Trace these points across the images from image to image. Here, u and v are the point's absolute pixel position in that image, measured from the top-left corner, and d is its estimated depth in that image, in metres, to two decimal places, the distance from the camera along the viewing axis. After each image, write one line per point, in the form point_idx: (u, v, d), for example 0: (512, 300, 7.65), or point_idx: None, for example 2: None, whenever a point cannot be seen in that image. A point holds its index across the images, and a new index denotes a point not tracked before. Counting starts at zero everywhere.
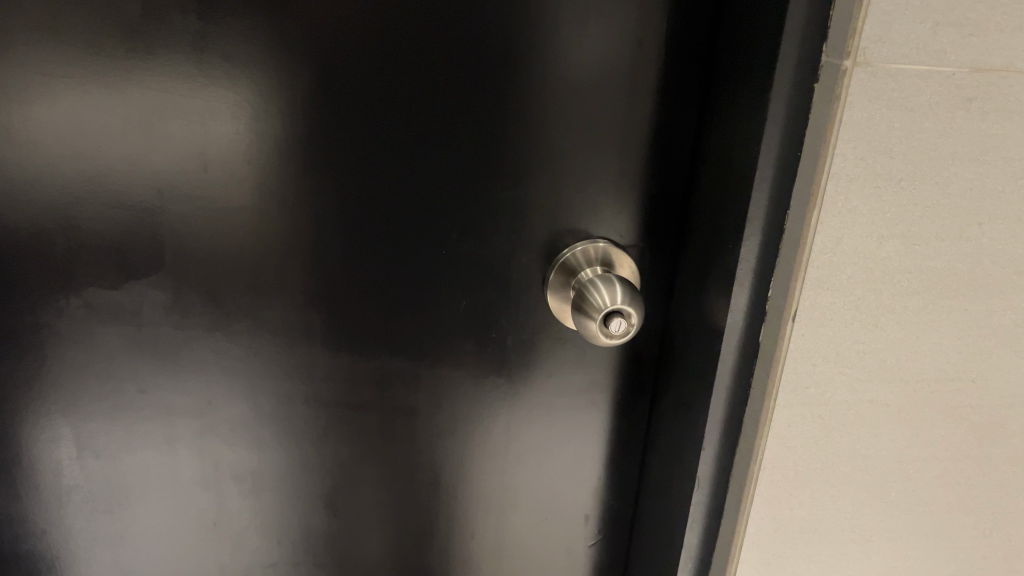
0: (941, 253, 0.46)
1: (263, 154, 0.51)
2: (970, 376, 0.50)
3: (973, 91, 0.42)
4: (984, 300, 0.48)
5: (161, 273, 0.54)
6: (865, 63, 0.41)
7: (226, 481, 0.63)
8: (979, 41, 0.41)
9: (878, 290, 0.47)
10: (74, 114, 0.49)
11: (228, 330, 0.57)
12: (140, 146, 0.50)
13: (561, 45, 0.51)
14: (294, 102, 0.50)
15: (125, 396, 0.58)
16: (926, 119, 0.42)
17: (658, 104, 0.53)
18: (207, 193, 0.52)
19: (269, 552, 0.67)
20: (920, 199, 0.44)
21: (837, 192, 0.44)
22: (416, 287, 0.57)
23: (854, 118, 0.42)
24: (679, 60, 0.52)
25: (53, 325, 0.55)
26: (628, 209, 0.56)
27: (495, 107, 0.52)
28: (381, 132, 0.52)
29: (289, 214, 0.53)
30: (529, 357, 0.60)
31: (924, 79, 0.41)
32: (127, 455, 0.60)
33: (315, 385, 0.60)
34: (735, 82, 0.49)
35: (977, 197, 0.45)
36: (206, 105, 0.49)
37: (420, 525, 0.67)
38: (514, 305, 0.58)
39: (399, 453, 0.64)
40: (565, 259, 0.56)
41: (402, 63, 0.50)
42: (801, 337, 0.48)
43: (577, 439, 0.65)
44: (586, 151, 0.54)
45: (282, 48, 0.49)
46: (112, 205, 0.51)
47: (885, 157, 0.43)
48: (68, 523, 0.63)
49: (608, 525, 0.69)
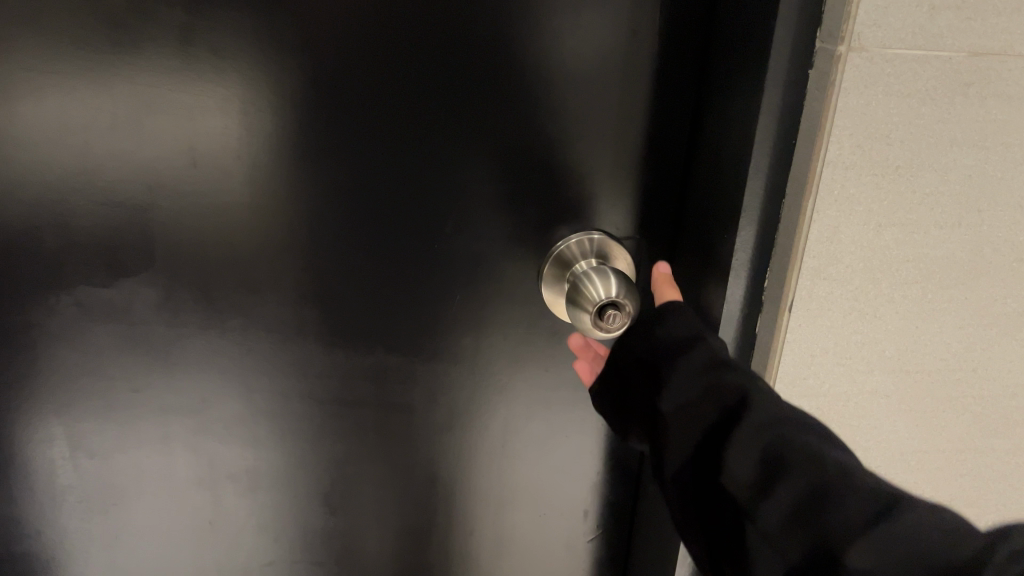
0: (941, 242, 0.45)
1: (253, 148, 0.51)
2: (971, 365, 0.50)
3: (971, 75, 0.41)
4: (983, 288, 0.47)
5: (151, 270, 0.53)
6: (860, 48, 0.40)
7: (220, 479, 0.62)
8: (977, 24, 0.40)
9: (877, 280, 0.46)
10: (59, 110, 0.48)
11: (220, 327, 0.56)
12: (128, 141, 0.50)
13: (554, 33, 0.50)
14: (283, 94, 0.49)
15: (118, 395, 0.58)
16: (924, 104, 0.42)
17: (652, 92, 0.52)
18: (197, 189, 0.52)
19: (266, 552, 0.66)
20: (919, 186, 0.44)
21: (832, 180, 0.43)
22: (413, 282, 0.56)
23: (849, 105, 0.41)
24: (674, 48, 0.51)
25: (44, 324, 0.54)
26: (623, 200, 0.56)
27: (487, 97, 0.51)
28: (371, 124, 0.51)
29: (281, 208, 0.53)
30: (526, 349, 0.60)
31: (921, 64, 0.41)
32: (120, 454, 0.60)
33: (311, 381, 0.60)
34: (730, 68, 0.48)
35: (977, 184, 0.44)
36: (194, 99, 0.49)
37: (419, 522, 0.67)
38: (510, 298, 0.58)
39: (397, 449, 0.63)
40: (560, 251, 0.56)
41: (395, 58, 0.49)
42: (798, 327, 0.47)
43: (577, 434, 0.64)
44: (579, 142, 0.53)
45: (270, 40, 0.48)
46: (101, 203, 0.51)
47: (883, 143, 0.42)
48: (64, 523, 0.62)
49: (608, 521, 0.69)
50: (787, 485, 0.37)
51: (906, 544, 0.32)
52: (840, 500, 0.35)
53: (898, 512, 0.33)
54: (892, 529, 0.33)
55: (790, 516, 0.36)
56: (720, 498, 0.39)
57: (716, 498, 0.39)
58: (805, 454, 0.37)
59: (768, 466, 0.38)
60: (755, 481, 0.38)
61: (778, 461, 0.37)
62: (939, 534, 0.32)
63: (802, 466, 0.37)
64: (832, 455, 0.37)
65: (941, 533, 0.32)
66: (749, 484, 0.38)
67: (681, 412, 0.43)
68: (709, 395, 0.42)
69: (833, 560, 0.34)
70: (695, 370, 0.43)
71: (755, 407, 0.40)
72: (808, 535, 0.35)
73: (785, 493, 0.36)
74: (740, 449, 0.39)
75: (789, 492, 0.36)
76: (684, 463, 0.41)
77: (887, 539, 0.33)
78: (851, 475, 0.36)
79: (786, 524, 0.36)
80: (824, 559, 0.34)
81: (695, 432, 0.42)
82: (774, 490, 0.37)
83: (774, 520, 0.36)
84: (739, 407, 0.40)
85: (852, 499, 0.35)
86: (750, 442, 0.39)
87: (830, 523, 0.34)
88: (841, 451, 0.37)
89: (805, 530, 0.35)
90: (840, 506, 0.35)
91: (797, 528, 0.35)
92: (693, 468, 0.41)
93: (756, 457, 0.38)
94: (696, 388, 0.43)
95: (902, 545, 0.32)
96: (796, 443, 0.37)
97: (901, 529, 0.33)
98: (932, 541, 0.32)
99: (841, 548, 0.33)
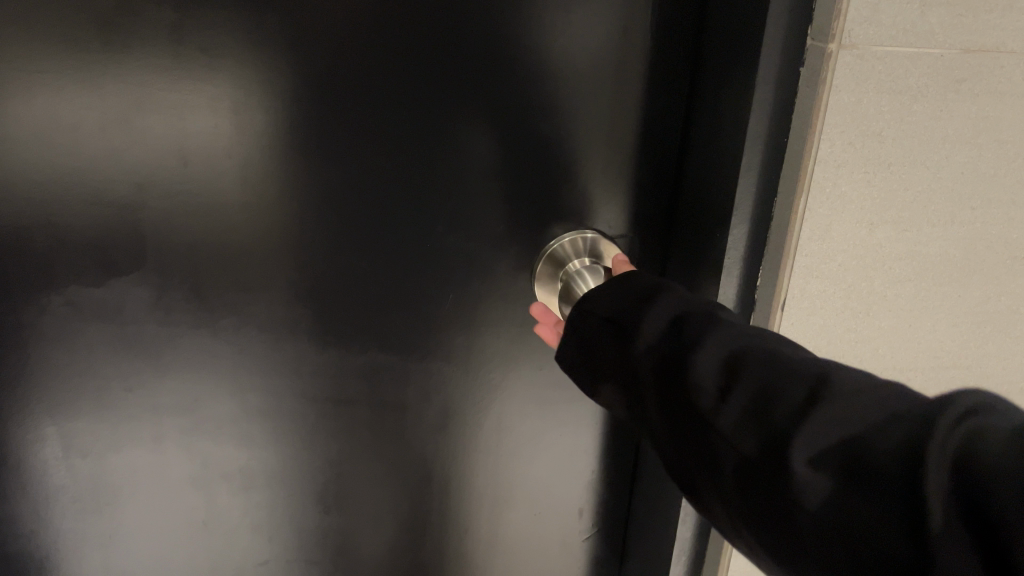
0: (934, 239, 0.45)
1: (244, 146, 0.51)
2: (964, 361, 0.50)
3: (963, 72, 0.41)
4: (976, 285, 0.47)
5: (144, 269, 0.53)
6: (851, 46, 0.40)
7: (214, 479, 0.62)
8: (969, 21, 0.40)
9: (870, 277, 0.46)
10: (48, 109, 0.48)
11: (213, 326, 0.56)
12: (118, 140, 0.49)
13: (546, 29, 0.50)
14: (274, 93, 0.49)
15: (110, 395, 0.57)
16: (916, 101, 0.42)
17: (644, 90, 0.52)
18: (188, 187, 0.51)
19: (261, 551, 0.66)
20: (912, 183, 0.44)
21: (825, 178, 0.43)
22: (406, 279, 0.56)
23: (840, 103, 0.41)
24: (665, 46, 0.51)
25: (34, 325, 0.54)
26: (616, 198, 0.56)
27: (479, 93, 0.51)
28: (362, 121, 0.51)
29: (273, 206, 0.53)
30: (519, 347, 0.60)
31: (913, 61, 0.40)
32: (113, 454, 0.59)
33: (305, 380, 0.60)
34: (721, 66, 0.48)
35: (971, 181, 0.44)
36: (184, 98, 0.49)
37: (414, 520, 0.67)
38: (504, 296, 0.58)
39: (392, 448, 0.63)
40: (553, 250, 0.56)
41: (387, 56, 0.49)
42: (790, 326, 0.48)
43: (571, 431, 0.64)
44: (571, 138, 0.53)
45: (260, 38, 0.48)
46: (91, 202, 0.51)
47: (875, 141, 0.42)
48: (56, 526, 0.61)
49: (604, 519, 0.69)
50: (744, 389, 0.32)
51: (856, 423, 0.27)
52: (794, 393, 0.30)
53: (849, 392, 0.28)
54: (841, 410, 0.28)
55: (748, 423, 0.31)
56: (689, 424, 0.34)
57: (686, 425, 0.34)
58: (764, 359, 0.32)
59: (729, 376, 0.33)
60: (715, 395, 0.32)
61: (739, 369, 0.32)
62: (885, 412, 0.27)
63: (762, 369, 0.32)
64: (795, 355, 0.32)
65: (889, 409, 0.27)
66: (710, 404, 0.32)
67: (646, 353, 0.37)
68: (672, 324, 0.37)
69: (789, 457, 0.28)
70: (655, 310, 0.38)
71: (714, 324, 0.35)
72: (766, 437, 0.30)
73: (745, 399, 0.31)
74: (700, 365, 0.33)
75: (747, 398, 0.31)
76: (654, 400, 0.36)
77: (839, 421, 0.28)
78: (808, 370, 0.31)
79: (744, 432, 0.31)
80: (782, 459, 0.29)
81: (655, 364, 0.36)
82: (732, 399, 0.32)
83: (734, 430, 0.31)
84: (698, 329, 0.35)
85: (808, 390, 0.30)
86: (708, 359, 0.34)
87: (787, 420, 0.29)
88: (807, 353, 0.32)
89: (762, 433, 0.30)
90: (796, 399, 0.30)
91: (754, 433, 0.30)
92: (663, 408, 0.36)
93: (717, 373, 0.33)
94: (658, 320, 0.38)
95: (851, 424, 0.28)
96: (755, 352, 0.33)
97: (849, 409, 0.28)
98: (879, 417, 0.27)
99: (795, 441, 0.28)
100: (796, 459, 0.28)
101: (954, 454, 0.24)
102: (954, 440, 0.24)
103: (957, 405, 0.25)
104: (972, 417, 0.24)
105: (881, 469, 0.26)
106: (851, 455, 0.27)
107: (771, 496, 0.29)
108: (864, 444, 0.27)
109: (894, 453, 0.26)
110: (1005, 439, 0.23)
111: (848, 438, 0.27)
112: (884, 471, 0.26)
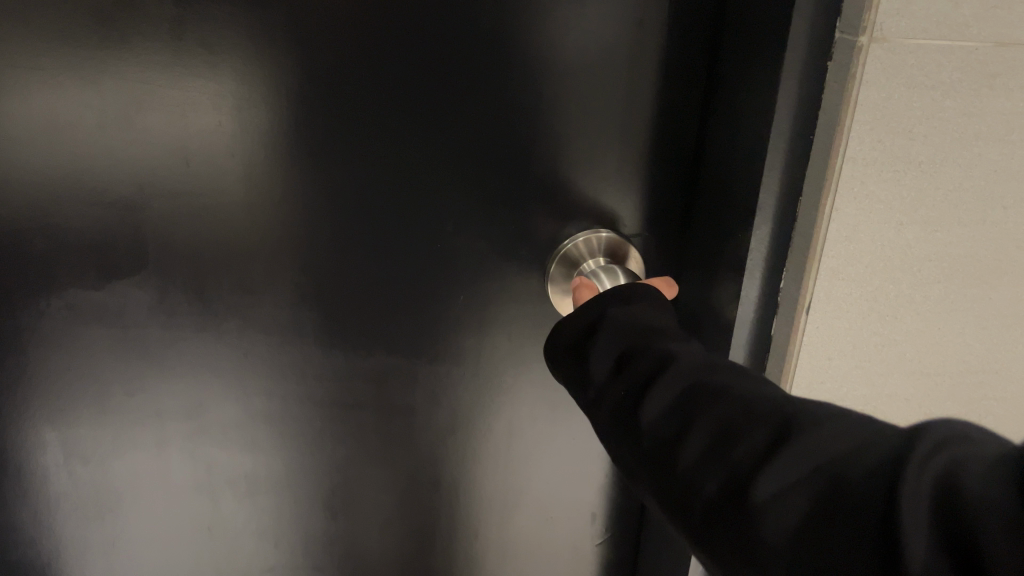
0: (963, 239, 0.44)
1: (247, 145, 0.49)
2: (992, 365, 0.48)
3: (997, 66, 0.39)
4: (1006, 288, 0.46)
5: (144, 271, 0.52)
6: (882, 39, 0.38)
7: (218, 483, 0.60)
8: (1004, 13, 0.38)
9: (897, 280, 0.45)
10: (44, 106, 0.46)
11: (217, 329, 0.55)
12: (117, 139, 0.48)
13: (558, 23, 0.48)
14: (277, 91, 0.48)
15: (112, 399, 0.56)
16: (948, 97, 0.40)
17: (659, 85, 0.51)
18: (190, 188, 0.50)
19: (265, 557, 0.65)
20: (942, 182, 0.42)
21: (853, 177, 0.41)
22: (414, 281, 0.55)
23: (869, 99, 0.40)
24: (682, 40, 0.49)
25: (34, 328, 0.53)
26: (631, 196, 0.54)
27: (487, 88, 0.49)
28: (367, 118, 0.49)
29: (276, 206, 0.51)
30: (530, 350, 0.58)
31: (945, 55, 0.39)
32: (114, 460, 0.58)
33: (310, 384, 0.58)
34: (742, 60, 0.46)
35: (1003, 180, 0.42)
36: (185, 96, 0.47)
37: (421, 526, 0.65)
38: (515, 298, 0.56)
39: (399, 452, 0.62)
40: (566, 250, 0.54)
41: (393, 51, 0.48)
42: (815, 329, 0.46)
43: (583, 436, 0.63)
44: (584, 135, 0.51)
45: (264, 35, 0.46)
46: (91, 203, 0.49)
47: (905, 139, 0.41)
48: (58, 531, 0.60)
49: (615, 523, 0.68)
50: (699, 426, 0.27)
51: (822, 463, 0.23)
52: (755, 431, 0.26)
53: (815, 424, 0.24)
54: (802, 446, 0.24)
55: (706, 464, 0.26)
56: (647, 466, 0.29)
57: (644, 466, 0.29)
58: (721, 393, 0.28)
59: (685, 411, 0.28)
60: (672, 434, 0.28)
61: (693, 406, 0.28)
62: (852, 445, 0.23)
63: (719, 404, 0.28)
64: (751, 386, 0.28)
65: (856, 441, 0.23)
66: (666, 443, 0.28)
67: (603, 388, 0.33)
68: (622, 359, 0.34)
69: (750, 504, 0.24)
70: (612, 341, 0.35)
71: (668, 356, 0.31)
72: (727, 481, 0.25)
73: (703, 436, 0.27)
74: (655, 402, 0.30)
75: (705, 434, 0.27)
76: (611, 442, 0.32)
77: (799, 459, 0.24)
78: (770, 405, 0.26)
79: (703, 475, 0.26)
80: (742, 508, 0.24)
81: (610, 401, 0.32)
82: (687, 437, 0.27)
83: (692, 472, 0.27)
84: (655, 362, 0.32)
85: (767, 427, 0.25)
86: (664, 393, 0.30)
87: (749, 461, 0.25)
88: (768, 383, 0.28)
89: (721, 477, 0.25)
90: (756, 441, 0.25)
91: (713, 477, 0.26)
92: (620, 446, 0.31)
93: (674, 409, 0.29)
94: (607, 356, 0.35)
95: (817, 461, 0.23)
96: (713, 385, 0.29)
97: (814, 445, 0.24)
98: (843, 454, 0.23)
99: (756, 483, 0.24)
100: (759, 506, 0.24)
101: (933, 494, 0.20)
102: (930, 474, 0.20)
103: (929, 435, 0.21)
104: (951, 446, 0.21)
105: (853, 510, 0.21)
106: (819, 498, 0.22)
107: (737, 551, 0.24)
108: (832, 481, 0.22)
109: (864, 492, 0.21)
110: (990, 479, 0.19)
111: (813, 477, 0.23)
112: (855, 512, 0.21)
